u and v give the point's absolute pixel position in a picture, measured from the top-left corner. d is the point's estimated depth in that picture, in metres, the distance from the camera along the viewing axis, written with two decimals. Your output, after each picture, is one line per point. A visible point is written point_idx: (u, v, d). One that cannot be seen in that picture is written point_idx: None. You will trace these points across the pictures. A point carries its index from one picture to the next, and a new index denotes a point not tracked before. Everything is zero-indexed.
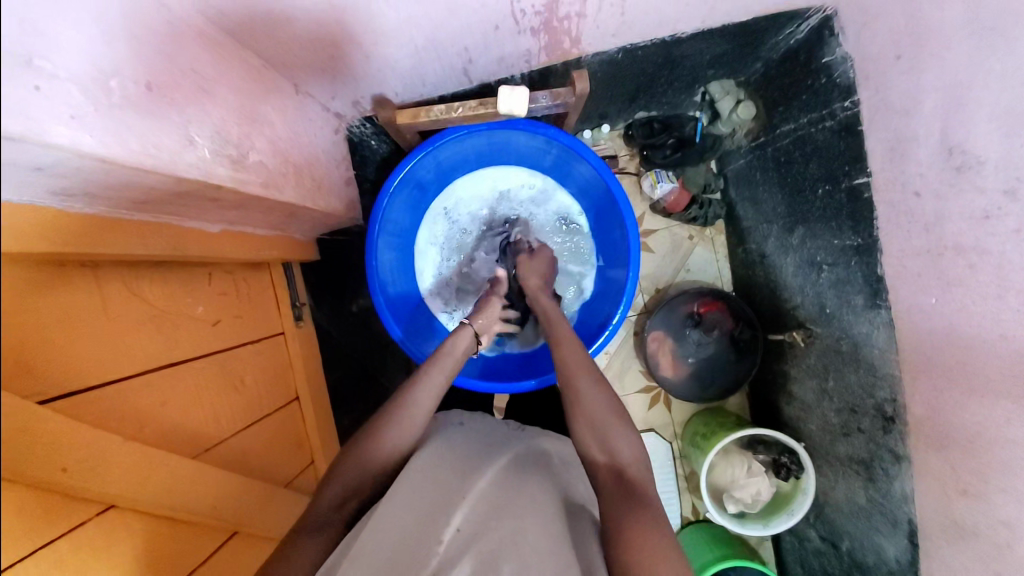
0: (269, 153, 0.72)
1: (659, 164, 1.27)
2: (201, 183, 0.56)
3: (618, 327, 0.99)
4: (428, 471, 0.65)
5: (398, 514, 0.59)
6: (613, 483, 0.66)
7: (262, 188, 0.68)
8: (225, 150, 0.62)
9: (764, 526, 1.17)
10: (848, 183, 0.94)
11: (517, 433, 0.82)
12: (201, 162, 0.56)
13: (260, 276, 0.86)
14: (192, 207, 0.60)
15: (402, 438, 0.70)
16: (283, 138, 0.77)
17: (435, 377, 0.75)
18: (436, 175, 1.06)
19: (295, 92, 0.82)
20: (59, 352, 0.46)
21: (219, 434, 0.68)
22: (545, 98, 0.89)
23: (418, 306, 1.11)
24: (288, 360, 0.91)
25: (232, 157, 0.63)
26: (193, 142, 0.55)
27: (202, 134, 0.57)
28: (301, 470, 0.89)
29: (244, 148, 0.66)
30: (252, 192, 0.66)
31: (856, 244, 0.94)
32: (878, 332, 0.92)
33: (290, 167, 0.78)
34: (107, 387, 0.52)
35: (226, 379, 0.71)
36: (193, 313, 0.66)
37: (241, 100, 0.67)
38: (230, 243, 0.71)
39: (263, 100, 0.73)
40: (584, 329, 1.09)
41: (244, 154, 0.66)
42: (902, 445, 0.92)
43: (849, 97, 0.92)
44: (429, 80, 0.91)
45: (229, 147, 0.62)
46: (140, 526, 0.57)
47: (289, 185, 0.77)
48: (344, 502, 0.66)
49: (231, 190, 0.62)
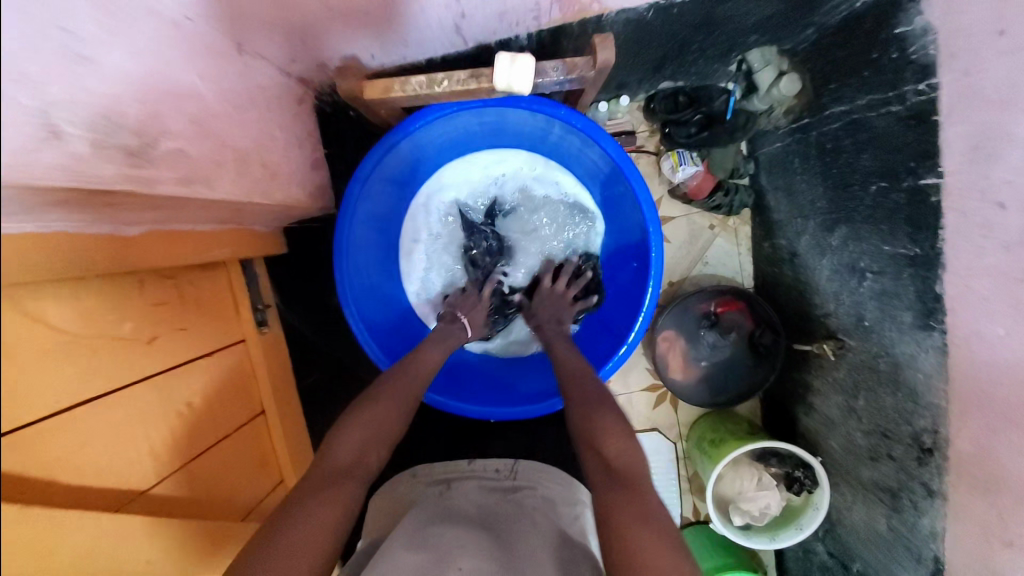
0: (192, 135, 0.55)
1: (682, 143, 1.11)
2: (79, 188, 0.42)
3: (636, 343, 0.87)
4: (408, 535, 0.69)
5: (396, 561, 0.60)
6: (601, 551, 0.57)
7: (182, 185, 0.54)
8: (118, 137, 0.46)
9: (771, 540, 1.10)
10: (911, 182, 0.79)
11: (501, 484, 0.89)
12: (73, 158, 0.41)
13: (213, 278, 0.72)
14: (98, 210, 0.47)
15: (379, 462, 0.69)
16: (216, 114, 0.59)
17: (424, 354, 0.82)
18: (428, 156, 0.92)
19: (238, 53, 0.63)
20: None
21: (156, 472, 0.58)
22: (556, 70, 0.74)
23: (399, 303, 0.99)
24: (250, 370, 0.79)
25: (132, 148, 0.47)
26: (57, 134, 0.39)
27: (75, 118, 0.41)
28: (265, 494, 0.78)
29: (152, 133, 0.50)
30: (166, 191, 0.52)
31: (911, 255, 0.81)
32: (926, 356, 0.81)
33: (229, 153, 0.62)
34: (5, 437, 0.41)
35: (167, 407, 0.60)
36: (120, 334, 0.54)
37: (162, 68, 0.51)
38: (159, 247, 0.57)
39: (188, 63, 0.55)
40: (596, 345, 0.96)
41: (151, 142, 0.49)
42: (939, 481, 0.82)
43: (924, 78, 0.75)
44: (412, 39, 0.75)
45: (124, 134, 0.46)
46: None
47: (228, 179, 0.62)
48: (363, 453, 0.67)
49: (129, 193, 0.48)
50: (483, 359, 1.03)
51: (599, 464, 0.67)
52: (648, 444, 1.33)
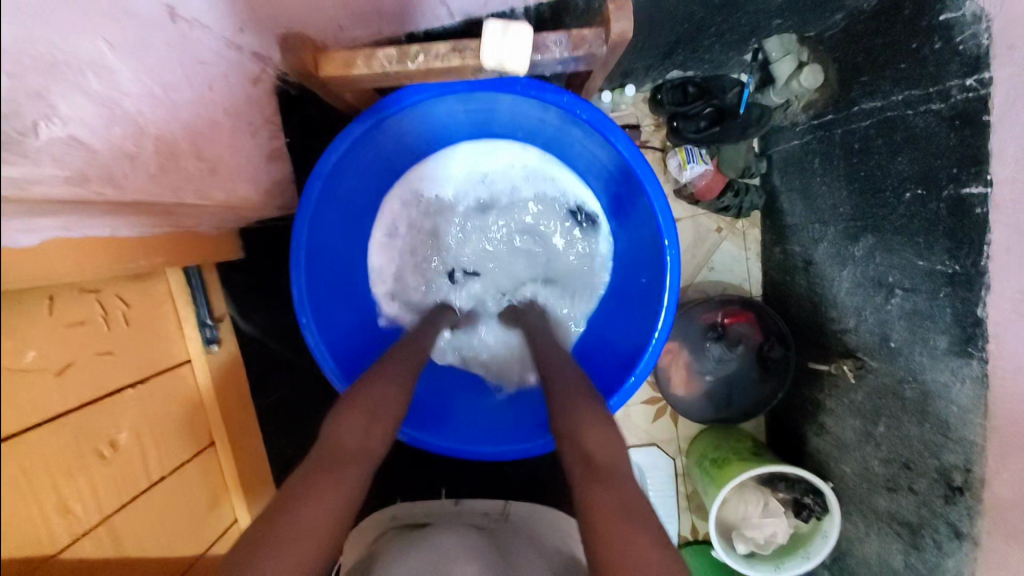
0: (111, 122, 0.46)
1: (690, 139, 1.00)
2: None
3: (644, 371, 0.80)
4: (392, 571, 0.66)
5: None
6: None
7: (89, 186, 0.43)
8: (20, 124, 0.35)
9: (776, 569, 1.03)
10: (952, 191, 0.70)
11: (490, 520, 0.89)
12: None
13: (149, 288, 0.62)
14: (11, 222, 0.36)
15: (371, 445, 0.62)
16: (142, 96, 0.50)
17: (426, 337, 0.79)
18: (408, 146, 0.82)
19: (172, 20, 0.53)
20: None
21: (60, 536, 0.47)
22: (556, 45, 0.64)
23: (372, 315, 0.89)
24: (195, 396, 0.69)
25: (31, 139, 0.36)
26: None
27: None
28: (210, 543, 0.69)
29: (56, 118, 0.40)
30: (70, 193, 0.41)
31: (950, 272, 0.72)
32: (962, 386, 0.73)
33: (157, 141, 0.52)
34: None
35: (79, 449, 0.50)
36: (21, 365, 0.43)
37: (56, 37, 0.41)
38: (75, 258, 0.46)
39: (97, 31, 0.46)
40: (598, 368, 0.89)
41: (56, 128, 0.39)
42: (969, 524, 0.75)
43: (973, 73, 0.66)
44: (386, 9, 0.64)
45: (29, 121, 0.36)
46: None
47: (149, 175, 0.51)
48: (368, 437, 0.62)
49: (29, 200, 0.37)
50: (465, 373, 0.94)
51: (579, 455, 0.63)
52: (644, 460, 1.25)
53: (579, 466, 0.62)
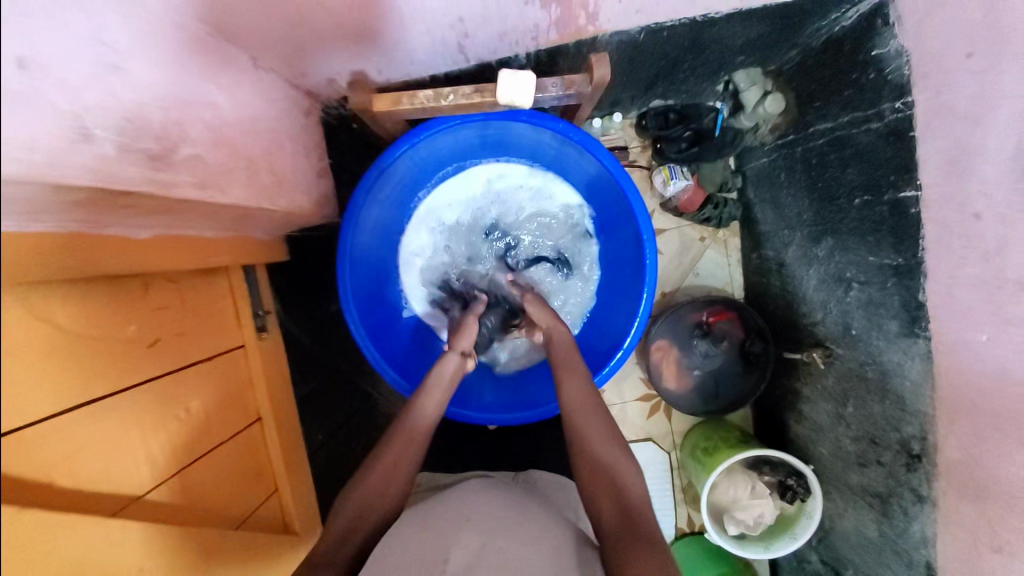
0: (214, 144, 0.59)
1: (672, 159, 1.16)
2: (102, 190, 0.43)
3: (629, 352, 0.91)
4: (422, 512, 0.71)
5: (400, 547, 0.63)
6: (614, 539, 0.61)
7: (201, 190, 0.56)
8: (138, 143, 0.47)
9: (765, 549, 1.11)
10: (893, 195, 0.82)
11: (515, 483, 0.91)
12: (98, 160, 0.43)
13: (214, 283, 0.74)
14: (108, 228, 0.49)
15: (391, 484, 0.70)
16: (234, 124, 0.63)
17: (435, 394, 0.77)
18: (426, 166, 0.94)
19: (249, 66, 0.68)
20: None
21: (151, 479, 0.57)
22: (554, 86, 0.77)
23: (393, 313, 1.00)
24: (246, 377, 0.79)
25: (152, 152, 0.49)
26: (89, 136, 0.42)
27: (106, 124, 0.44)
28: (261, 502, 0.78)
29: (174, 140, 0.52)
30: (188, 195, 0.53)
31: (896, 264, 0.84)
32: (912, 364, 0.84)
33: (243, 161, 0.65)
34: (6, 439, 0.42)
35: (165, 411, 0.60)
36: (122, 336, 0.54)
37: (177, 82, 0.54)
38: (168, 252, 0.58)
39: (205, 76, 0.59)
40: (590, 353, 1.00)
41: (173, 148, 0.52)
42: (928, 486, 0.84)
43: (900, 96, 0.79)
44: (416, 57, 0.78)
45: (149, 140, 0.49)
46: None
47: (241, 184, 0.63)
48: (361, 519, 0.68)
49: (154, 195, 0.49)
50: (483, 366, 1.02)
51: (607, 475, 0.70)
52: (640, 454, 1.33)
53: (614, 491, 0.69)
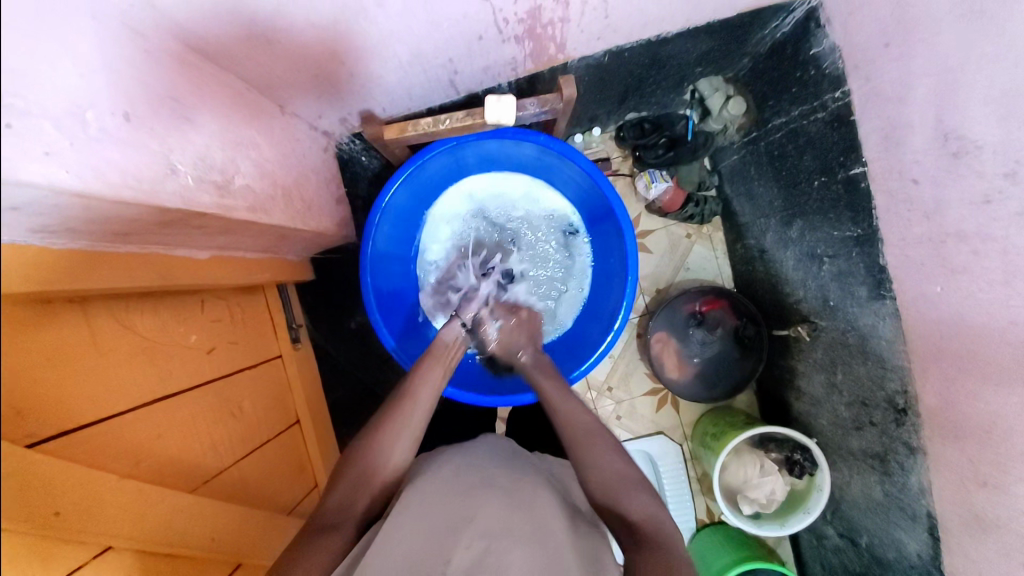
0: (255, 176, 0.71)
1: (651, 164, 1.25)
2: (184, 211, 0.55)
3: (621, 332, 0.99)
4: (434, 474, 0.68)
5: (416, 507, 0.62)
6: (622, 495, 0.67)
7: (249, 213, 0.67)
8: (209, 176, 0.61)
9: (780, 526, 1.15)
10: (844, 174, 0.93)
11: (532, 463, 0.77)
12: (182, 190, 0.55)
13: (255, 300, 0.85)
14: (178, 249, 0.61)
15: (396, 451, 0.71)
16: (268, 160, 0.76)
17: (433, 372, 0.78)
18: (427, 186, 1.06)
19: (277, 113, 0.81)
20: (64, 394, 0.46)
21: (218, 464, 0.67)
22: (532, 105, 0.89)
23: (411, 320, 1.09)
24: (286, 382, 0.89)
25: (218, 183, 0.62)
26: (175, 171, 0.54)
27: (184, 161, 0.56)
28: (302, 497, 0.86)
29: (229, 172, 0.65)
30: (240, 218, 0.65)
31: (856, 235, 0.93)
32: (884, 323, 0.91)
33: (278, 190, 0.77)
34: (112, 421, 0.52)
35: (223, 408, 0.70)
36: (185, 342, 0.65)
37: (226, 127, 0.67)
38: (221, 269, 0.70)
39: (248, 123, 0.72)
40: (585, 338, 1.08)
41: (229, 179, 0.65)
42: (916, 437, 0.90)
43: (838, 87, 0.91)
44: (415, 92, 0.91)
45: (213, 172, 0.61)
46: (152, 561, 0.56)
47: (279, 210, 0.76)
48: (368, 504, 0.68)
49: (217, 216, 0.61)
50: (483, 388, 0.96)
51: None
52: (653, 446, 1.39)
53: None
